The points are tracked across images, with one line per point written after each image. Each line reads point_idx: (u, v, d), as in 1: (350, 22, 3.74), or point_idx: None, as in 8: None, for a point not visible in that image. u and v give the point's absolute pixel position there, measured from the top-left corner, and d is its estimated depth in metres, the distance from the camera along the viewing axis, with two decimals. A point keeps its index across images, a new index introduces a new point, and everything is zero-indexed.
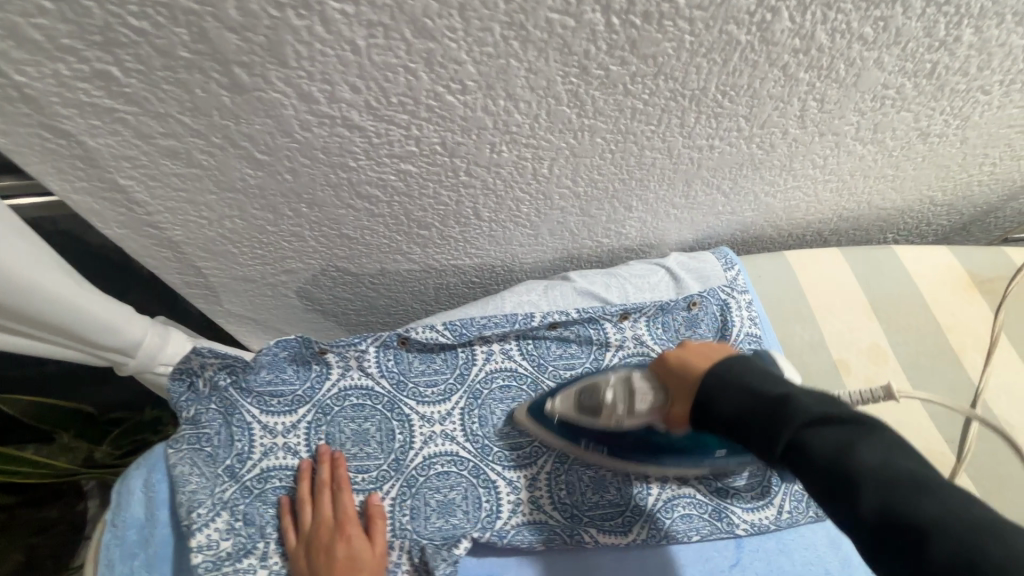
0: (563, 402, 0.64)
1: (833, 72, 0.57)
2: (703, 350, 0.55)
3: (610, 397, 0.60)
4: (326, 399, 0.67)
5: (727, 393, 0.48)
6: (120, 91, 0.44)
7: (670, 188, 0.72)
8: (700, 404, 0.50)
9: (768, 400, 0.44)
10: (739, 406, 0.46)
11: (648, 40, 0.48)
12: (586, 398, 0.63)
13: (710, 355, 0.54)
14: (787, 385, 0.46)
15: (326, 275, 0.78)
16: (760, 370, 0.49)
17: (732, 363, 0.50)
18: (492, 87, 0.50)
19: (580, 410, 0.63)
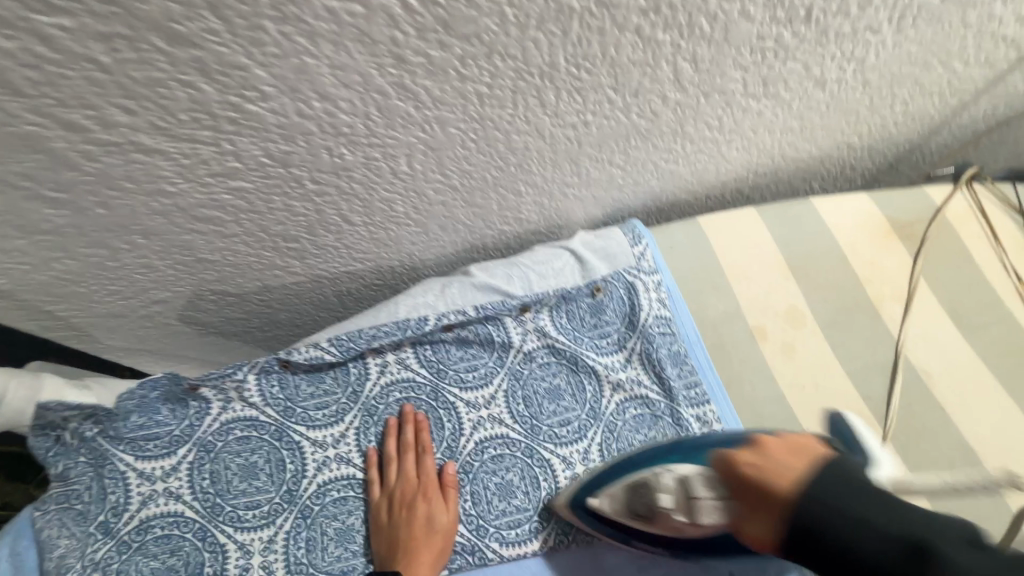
0: (608, 496, 0.59)
1: (696, 29, 0.51)
2: (783, 451, 0.43)
3: (666, 500, 0.54)
4: (208, 436, 0.63)
5: (841, 539, 0.37)
6: None
7: (556, 168, 0.67)
8: (796, 540, 0.39)
9: (898, 548, 0.36)
10: (862, 556, 0.36)
11: (462, 18, 0.42)
12: (641, 499, 0.56)
13: (794, 462, 0.42)
14: (904, 511, 0.37)
15: (204, 298, 0.73)
16: (865, 487, 0.39)
17: (830, 478, 0.40)
18: (296, 89, 0.44)
19: (631, 509, 0.57)
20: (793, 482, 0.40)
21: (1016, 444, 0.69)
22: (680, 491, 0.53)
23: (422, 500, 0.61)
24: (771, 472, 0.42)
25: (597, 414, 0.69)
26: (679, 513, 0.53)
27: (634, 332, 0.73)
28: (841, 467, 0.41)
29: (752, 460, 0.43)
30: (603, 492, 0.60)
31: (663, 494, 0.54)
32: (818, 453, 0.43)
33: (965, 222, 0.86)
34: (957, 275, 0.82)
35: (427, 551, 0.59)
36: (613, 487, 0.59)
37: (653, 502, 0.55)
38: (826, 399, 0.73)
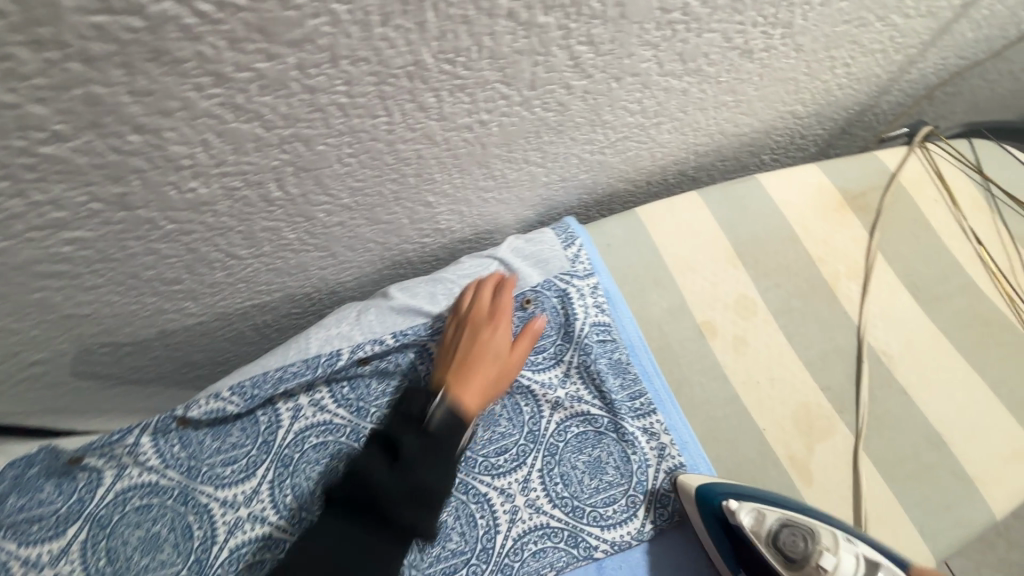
0: (751, 514, 0.54)
1: (583, 7, 0.44)
2: None
3: (828, 564, 0.50)
4: (101, 510, 0.56)
5: None
6: None
7: (463, 174, 0.60)
8: None
9: None
10: None
11: (282, 22, 0.35)
12: (793, 540, 0.52)
13: None
14: None
15: (94, 352, 0.65)
16: None
17: None
18: (99, 124, 0.37)
19: (772, 542, 0.53)
20: None
21: (982, 423, 0.66)
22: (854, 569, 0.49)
23: (488, 332, 0.63)
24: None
25: (537, 438, 0.63)
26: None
27: (569, 344, 0.67)
28: None
29: None
30: (749, 506, 0.55)
31: (828, 554, 0.50)
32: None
33: (921, 186, 0.81)
34: (915, 244, 0.77)
35: (480, 376, 0.61)
36: (763, 509, 0.55)
37: (811, 552, 0.51)
38: (784, 395, 0.67)
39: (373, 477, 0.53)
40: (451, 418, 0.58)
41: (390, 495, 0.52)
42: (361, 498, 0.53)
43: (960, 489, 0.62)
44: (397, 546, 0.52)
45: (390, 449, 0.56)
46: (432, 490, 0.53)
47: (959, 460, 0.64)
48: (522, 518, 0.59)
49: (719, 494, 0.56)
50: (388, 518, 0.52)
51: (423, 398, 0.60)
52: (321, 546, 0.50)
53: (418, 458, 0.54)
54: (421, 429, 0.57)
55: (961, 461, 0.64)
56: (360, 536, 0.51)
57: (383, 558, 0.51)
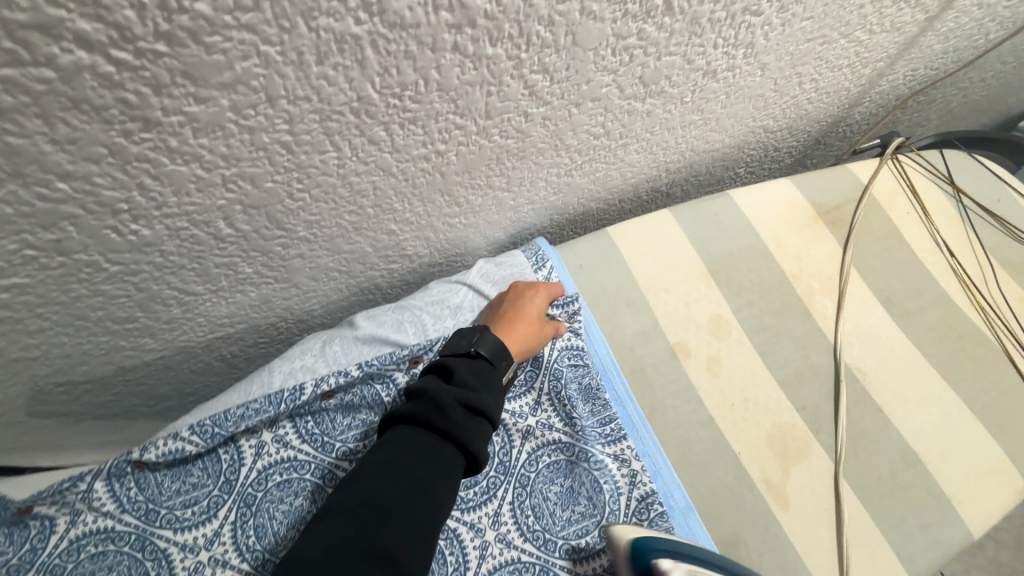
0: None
1: (533, 38, 0.43)
2: None
3: None
4: (54, 559, 0.54)
5: None
6: None
7: (425, 202, 0.59)
8: None
9: None
10: None
11: (208, 66, 0.33)
12: None
13: None
14: None
15: (50, 392, 0.63)
16: None
17: None
18: (22, 173, 0.35)
19: None
20: None
21: (957, 439, 0.65)
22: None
23: (531, 293, 0.67)
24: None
25: (508, 469, 0.61)
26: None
27: (540, 368, 0.66)
28: None
29: None
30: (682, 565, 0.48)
31: None
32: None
33: (893, 199, 0.81)
34: (888, 258, 0.76)
35: (524, 325, 0.64)
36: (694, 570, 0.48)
37: None
38: (759, 417, 0.66)
39: (432, 392, 0.54)
40: (496, 354, 0.60)
41: (447, 407, 0.52)
42: (423, 412, 0.52)
43: (938, 510, 0.61)
44: (457, 460, 0.51)
45: (443, 374, 0.57)
46: (484, 409, 0.54)
47: (935, 480, 0.63)
48: (491, 552, 0.56)
49: (650, 551, 0.50)
50: (447, 429, 0.51)
51: (469, 333, 0.62)
52: (386, 456, 0.50)
53: (471, 379, 0.56)
54: (469, 358, 0.59)
55: (937, 480, 0.63)
56: (423, 446, 0.50)
57: (444, 467, 0.50)
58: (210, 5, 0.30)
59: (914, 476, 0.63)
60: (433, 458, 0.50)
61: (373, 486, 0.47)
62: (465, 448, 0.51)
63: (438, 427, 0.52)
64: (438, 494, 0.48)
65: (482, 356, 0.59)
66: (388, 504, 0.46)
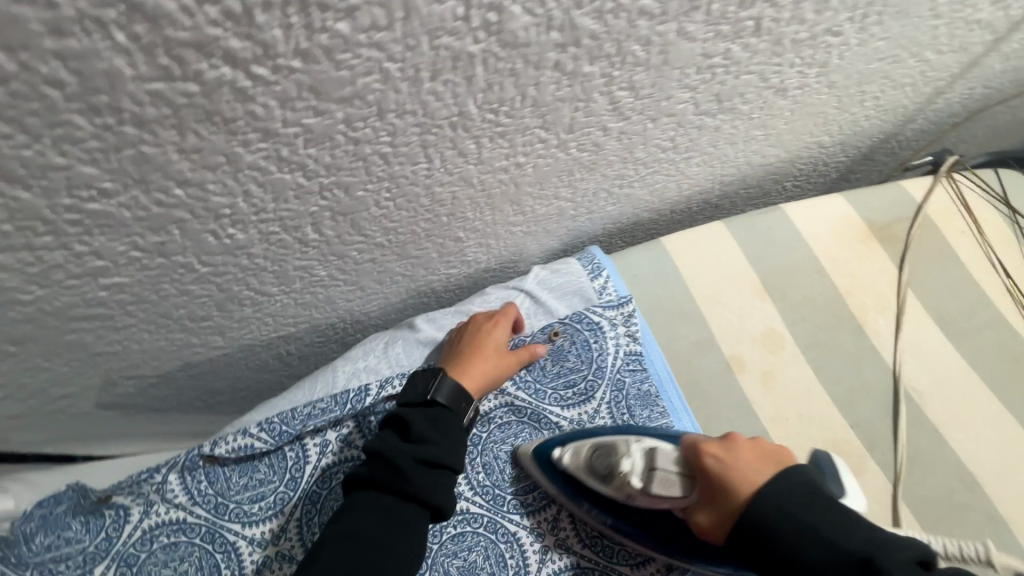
0: (570, 454, 0.57)
1: (628, 57, 0.43)
2: (752, 455, 0.47)
3: (627, 466, 0.51)
4: (129, 549, 0.56)
5: (788, 533, 0.41)
6: None
7: (494, 211, 0.60)
8: (760, 527, 0.42)
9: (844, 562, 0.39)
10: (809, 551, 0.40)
11: (334, 81, 0.34)
12: (602, 460, 0.54)
13: (759, 465, 0.46)
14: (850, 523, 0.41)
15: (119, 385, 0.65)
16: (804, 481, 0.44)
17: (793, 482, 0.44)
18: (146, 180, 0.36)
19: (592, 470, 0.55)
20: (756, 483, 0.44)
21: (1015, 462, 0.65)
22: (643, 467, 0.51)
23: (489, 325, 0.66)
24: (740, 466, 0.46)
25: None
26: (634, 481, 0.51)
27: (602, 380, 0.67)
28: (805, 474, 0.45)
29: (719, 452, 0.47)
30: (570, 446, 0.58)
31: (623, 459, 0.52)
32: (787, 464, 0.46)
33: (948, 218, 0.81)
34: (944, 277, 0.76)
35: (481, 361, 0.63)
36: (579, 443, 0.57)
37: (612, 465, 0.53)
38: (813, 432, 0.67)
39: (386, 454, 0.53)
40: (455, 398, 0.59)
41: (403, 469, 0.52)
42: (381, 475, 0.53)
43: (994, 531, 0.61)
44: (421, 515, 0.52)
45: (400, 428, 0.56)
46: (443, 462, 0.54)
47: (990, 501, 0.63)
48: (551, 557, 0.58)
49: (547, 446, 0.59)
50: (406, 490, 0.52)
51: (424, 377, 0.60)
52: (345, 525, 0.50)
53: (427, 432, 0.55)
54: (426, 407, 0.58)
55: (992, 501, 0.63)
56: (382, 511, 0.51)
57: (406, 527, 0.51)
58: (349, 24, 0.31)
59: (969, 493, 0.63)
60: (395, 521, 0.51)
61: (332, 561, 0.48)
62: (426, 504, 0.52)
63: (397, 489, 0.52)
64: (400, 555, 0.50)
65: (440, 403, 0.58)
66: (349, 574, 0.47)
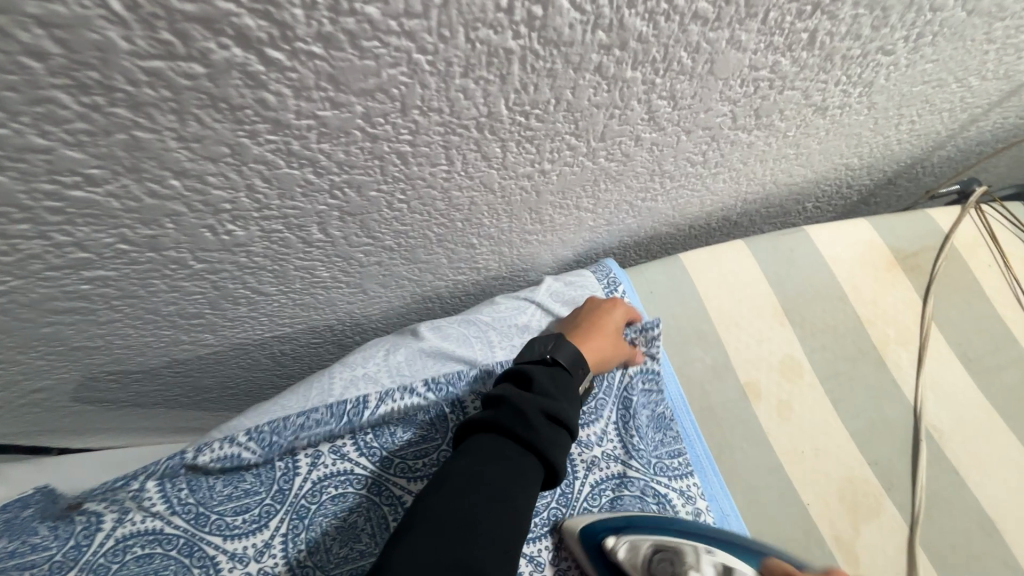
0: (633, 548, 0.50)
1: (674, 64, 0.40)
2: None
3: None
4: (98, 559, 0.51)
5: None
6: None
7: (512, 218, 0.56)
8: None
9: None
10: None
11: (356, 72, 0.31)
12: (664, 566, 0.49)
13: None
14: None
15: (99, 380, 0.61)
16: None
17: None
18: (139, 169, 0.32)
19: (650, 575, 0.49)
20: None
21: None
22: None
23: (610, 308, 0.65)
24: None
25: (570, 501, 0.57)
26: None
27: (610, 398, 0.63)
28: None
29: None
30: (624, 539, 0.51)
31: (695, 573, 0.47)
32: None
33: (974, 249, 0.78)
34: (968, 312, 0.74)
35: (600, 338, 0.61)
36: (636, 539, 0.51)
37: None
38: (831, 466, 0.64)
39: (511, 400, 0.49)
40: (574, 364, 0.56)
41: (529, 416, 0.48)
42: (505, 419, 0.48)
43: None
44: (538, 469, 0.46)
45: (521, 382, 0.53)
46: (565, 420, 0.50)
47: (1011, 549, 0.59)
48: None
49: (603, 529, 0.52)
50: (529, 439, 0.47)
51: (544, 343, 0.59)
52: (465, 464, 0.44)
53: (549, 388, 0.52)
54: (546, 366, 0.55)
55: (1014, 549, 0.59)
56: (504, 453, 0.46)
57: (527, 479, 0.45)
58: (380, 9, 0.27)
59: (990, 540, 0.60)
60: (516, 469, 0.45)
61: (453, 498, 0.42)
62: (545, 458, 0.46)
63: (520, 436, 0.47)
64: (521, 506, 0.44)
65: (559, 364, 0.56)
66: (469, 518, 0.41)
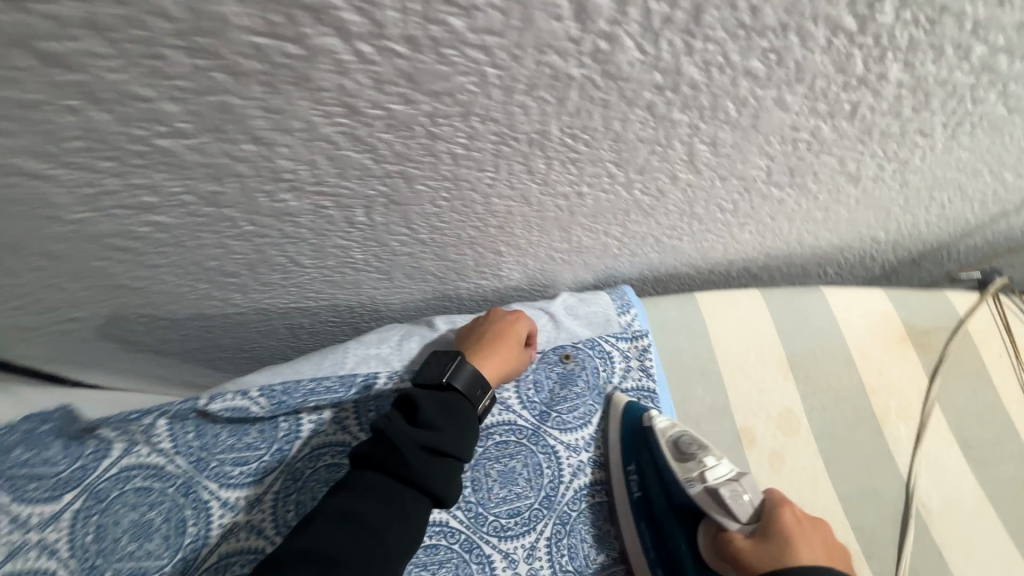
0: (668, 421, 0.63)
1: (720, 112, 0.43)
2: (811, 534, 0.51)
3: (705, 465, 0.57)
4: (102, 483, 0.55)
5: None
6: None
7: (542, 233, 0.59)
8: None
9: None
10: None
11: (431, 74, 0.34)
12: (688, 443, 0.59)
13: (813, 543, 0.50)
14: None
15: (129, 319, 0.64)
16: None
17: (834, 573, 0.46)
18: (221, 129, 0.36)
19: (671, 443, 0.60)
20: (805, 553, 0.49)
21: None
22: (727, 473, 0.56)
23: (510, 317, 0.66)
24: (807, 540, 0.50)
25: (552, 503, 0.61)
26: (708, 475, 0.55)
27: (596, 408, 0.67)
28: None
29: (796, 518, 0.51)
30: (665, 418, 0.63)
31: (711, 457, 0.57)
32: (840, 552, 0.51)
33: (987, 338, 0.79)
34: (970, 399, 0.74)
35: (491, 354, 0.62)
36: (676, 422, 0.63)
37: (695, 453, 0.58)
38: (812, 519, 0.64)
39: (389, 434, 0.52)
40: (471, 387, 0.58)
41: (406, 453, 0.51)
42: (382, 455, 0.51)
43: None
44: (419, 500, 0.51)
45: (407, 409, 0.55)
46: (447, 451, 0.53)
47: None
48: None
49: (646, 411, 0.64)
50: (405, 475, 0.50)
51: (442, 359, 0.59)
52: (338, 502, 0.49)
53: (435, 418, 0.54)
54: (438, 392, 0.56)
55: None
56: (380, 490, 0.50)
57: (403, 514, 0.49)
58: (464, 23, 0.30)
59: None
60: (390, 504, 0.49)
61: (321, 534, 0.47)
62: (424, 489, 0.51)
63: (396, 472, 0.50)
64: (393, 541, 0.48)
65: (454, 389, 0.57)
66: (336, 552, 0.46)
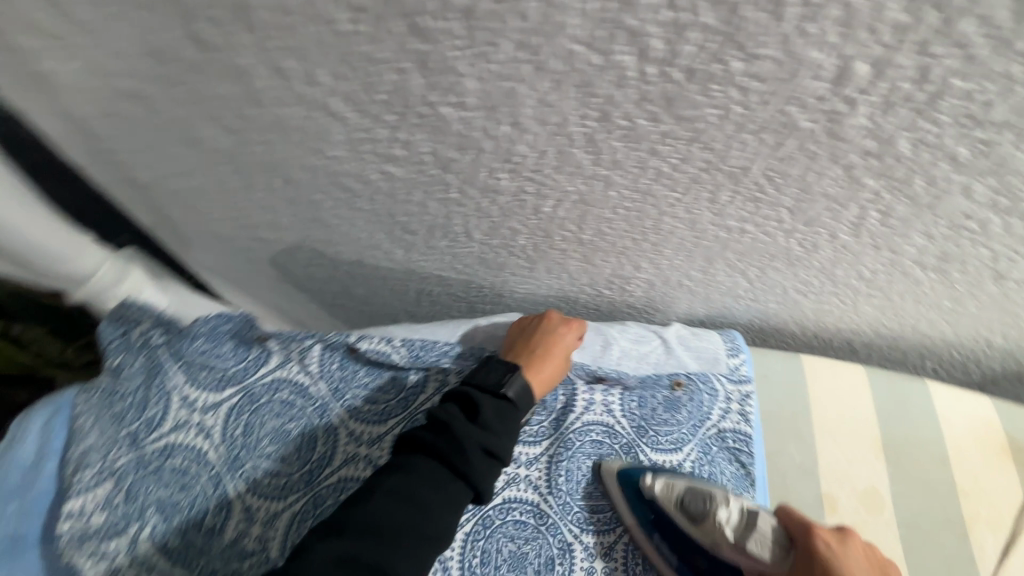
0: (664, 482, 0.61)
1: (907, 186, 0.47)
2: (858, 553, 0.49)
3: (723, 515, 0.56)
4: (257, 387, 0.63)
5: None
6: (84, 25, 0.39)
7: (687, 259, 0.64)
8: None
9: None
10: None
11: (688, 102, 0.40)
12: (694, 500, 0.58)
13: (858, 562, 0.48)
14: None
15: (300, 251, 0.73)
16: None
17: None
18: (495, 109, 0.43)
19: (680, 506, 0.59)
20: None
21: None
22: (738, 516, 0.55)
23: (562, 328, 0.68)
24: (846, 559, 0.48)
25: None
26: (727, 531, 0.55)
27: (693, 437, 0.69)
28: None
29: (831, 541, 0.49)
30: (660, 477, 0.62)
31: (721, 508, 0.56)
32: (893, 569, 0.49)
33: None
34: None
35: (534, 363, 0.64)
36: (672, 479, 0.61)
37: (706, 509, 0.57)
38: None
39: (452, 427, 0.53)
40: (520, 395, 0.60)
41: (467, 450, 0.52)
42: (444, 448, 0.52)
43: None
44: (468, 496, 0.52)
45: (468, 408, 0.56)
46: (500, 455, 0.54)
47: None
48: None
49: (639, 471, 0.64)
50: (460, 469, 0.51)
51: (498, 369, 0.62)
52: (391, 482, 0.50)
53: (492, 422, 0.55)
54: (496, 399, 0.58)
55: None
56: (433, 477, 0.51)
57: (452, 503, 0.51)
58: (741, 66, 0.36)
59: None
60: (445, 492, 0.51)
61: (374, 508, 0.48)
62: (474, 486, 0.52)
63: (453, 465, 0.52)
64: (441, 526, 0.49)
65: (508, 399, 0.59)
66: (392, 526, 0.47)
